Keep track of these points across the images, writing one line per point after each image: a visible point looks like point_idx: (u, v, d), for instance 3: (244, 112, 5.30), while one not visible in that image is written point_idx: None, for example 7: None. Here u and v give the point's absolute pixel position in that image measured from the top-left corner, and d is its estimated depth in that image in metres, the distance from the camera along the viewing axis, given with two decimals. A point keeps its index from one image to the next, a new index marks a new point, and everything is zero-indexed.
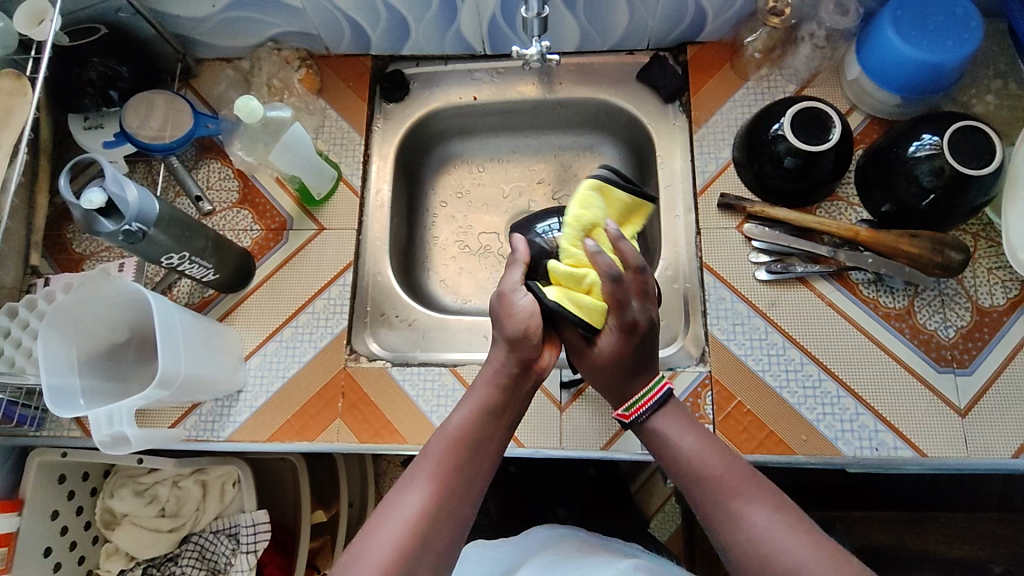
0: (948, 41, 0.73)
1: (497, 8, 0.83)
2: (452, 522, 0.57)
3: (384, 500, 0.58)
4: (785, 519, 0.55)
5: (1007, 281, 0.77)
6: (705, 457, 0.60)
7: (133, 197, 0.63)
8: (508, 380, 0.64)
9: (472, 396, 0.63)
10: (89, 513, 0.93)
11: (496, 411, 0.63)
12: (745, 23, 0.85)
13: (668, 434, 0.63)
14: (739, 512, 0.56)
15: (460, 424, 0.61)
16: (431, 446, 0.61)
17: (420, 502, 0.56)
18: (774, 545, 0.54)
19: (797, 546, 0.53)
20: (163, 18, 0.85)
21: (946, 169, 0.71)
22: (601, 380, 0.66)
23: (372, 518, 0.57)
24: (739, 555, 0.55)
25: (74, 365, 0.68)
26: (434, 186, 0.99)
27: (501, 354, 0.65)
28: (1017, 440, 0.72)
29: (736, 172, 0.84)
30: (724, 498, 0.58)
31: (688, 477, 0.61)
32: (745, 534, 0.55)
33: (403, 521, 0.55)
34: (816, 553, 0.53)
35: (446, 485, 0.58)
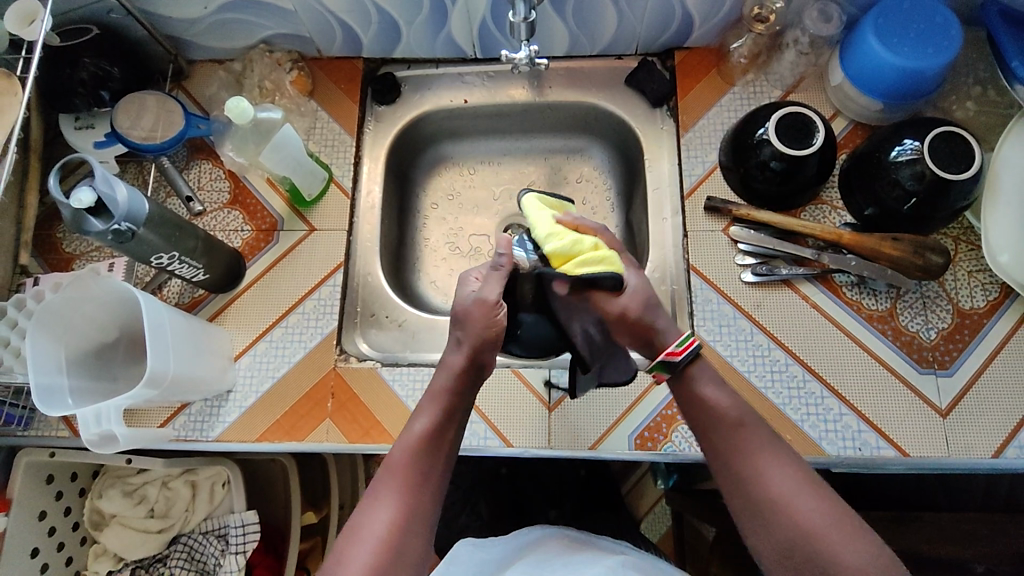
0: (929, 48, 0.75)
1: (487, 13, 0.84)
2: (418, 535, 0.59)
3: (355, 515, 0.59)
4: (802, 482, 0.58)
5: (987, 283, 0.78)
6: (733, 411, 0.62)
7: (122, 196, 0.63)
8: (460, 386, 0.65)
9: (426, 405, 0.65)
10: (77, 513, 0.92)
11: (453, 418, 0.64)
12: (731, 30, 0.87)
13: (699, 386, 0.64)
14: (761, 470, 0.59)
15: (419, 436, 0.62)
16: (393, 457, 0.62)
17: (389, 518, 0.58)
18: (792, 503, 0.57)
19: (811, 507, 0.57)
20: (154, 19, 0.85)
21: (927, 174, 0.72)
22: (643, 316, 0.67)
23: (344, 536, 0.58)
24: (754, 510, 0.58)
25: (62, 364, 0.69)
26: (425, 188, 1.00)
27: (453, 361, 0.66)
28: (997, 440, 0.73)
29: (722, 176, 0.85)
30: (747, 454, 0.60)
31: (711, 429, 0.63)
32: (765, 491, 0.58)
33: (372, 540, 0.57)
34: (828, 517, 0.56)
35: (412, 497, 0.59)
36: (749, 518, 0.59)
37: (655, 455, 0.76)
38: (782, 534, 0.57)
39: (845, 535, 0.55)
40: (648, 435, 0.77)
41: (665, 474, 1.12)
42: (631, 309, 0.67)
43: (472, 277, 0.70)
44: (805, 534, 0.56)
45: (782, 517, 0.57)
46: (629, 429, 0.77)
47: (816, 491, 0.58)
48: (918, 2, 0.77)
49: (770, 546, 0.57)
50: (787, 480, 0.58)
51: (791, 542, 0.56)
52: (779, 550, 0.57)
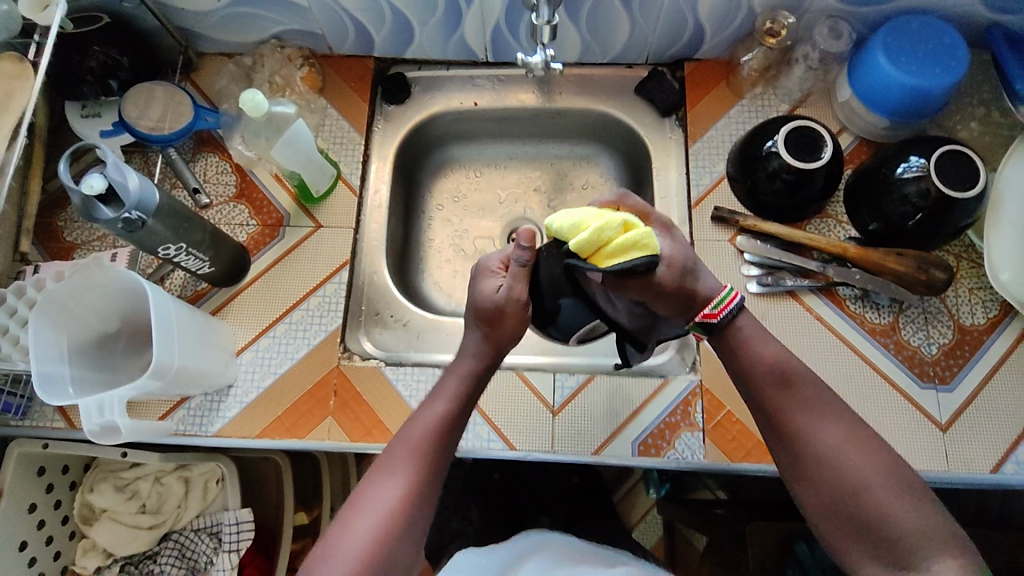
0: (936, 68, 0.76)
1: (502, 17, 0.85)
2: (421, 515, 0.59)
3: (361, 486, 0.60)
4: (853, 439, 0.58)
5: (987, 301, 0.79)
6: (783, 368, 0.62)
7: (134, 185, 0.63)
8: (477, 375, 0.67)
9: (443, 389, 0.66)
10: (67, 507, 0.90)
11: (466, 404, 0.66)
12: (741, 43, 0.88)
13: (749, 341, 0.64)
14: (809, 426, 0.59)
15: (435, 415, 0.63)
16: (405, 435, 0.63)
17: (396, 491, 0.58)
18: (839, 459, 0.57)
19: (860, 464, 0.57)
20: (167, 10, 0.84)
21: (933, 191, 0.73)
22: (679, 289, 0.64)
23: (351, 504, 0.58)
24: (800, 465, 0.59)
25: (64, 353, 0.68)
26: (431, 189, 1.00)
27: (470, 350, 0.67)
28: (995, 455, 0.74)
29: (729, 187, 0.86)
30: (797, 410, 0.60)
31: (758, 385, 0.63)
32: (813, 446, 0.59)
33: (379, 511, 0.57)
34: (878, 474, 0.56)
35: (419, 476, 0.60)
36: (795, 470, 0.60)
37: (658, 461, 0.76)
38: (827, 488, 0.57)
39: (894, 493, 0.56)
40: (651, 442, 0.77)
41: (658, 483, 1.15)
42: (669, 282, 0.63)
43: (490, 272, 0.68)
44: (853, 490, 0.56)
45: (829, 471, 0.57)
46: (633, 435, 0.77)
47: (867, 449, 0.58)
48: (927, 22, 0.78)
49: (815, 499, 0.58)
50: (837, 435, 0.59)
51: (837, 497, 0.57)
52: (824, 503, 0.57)
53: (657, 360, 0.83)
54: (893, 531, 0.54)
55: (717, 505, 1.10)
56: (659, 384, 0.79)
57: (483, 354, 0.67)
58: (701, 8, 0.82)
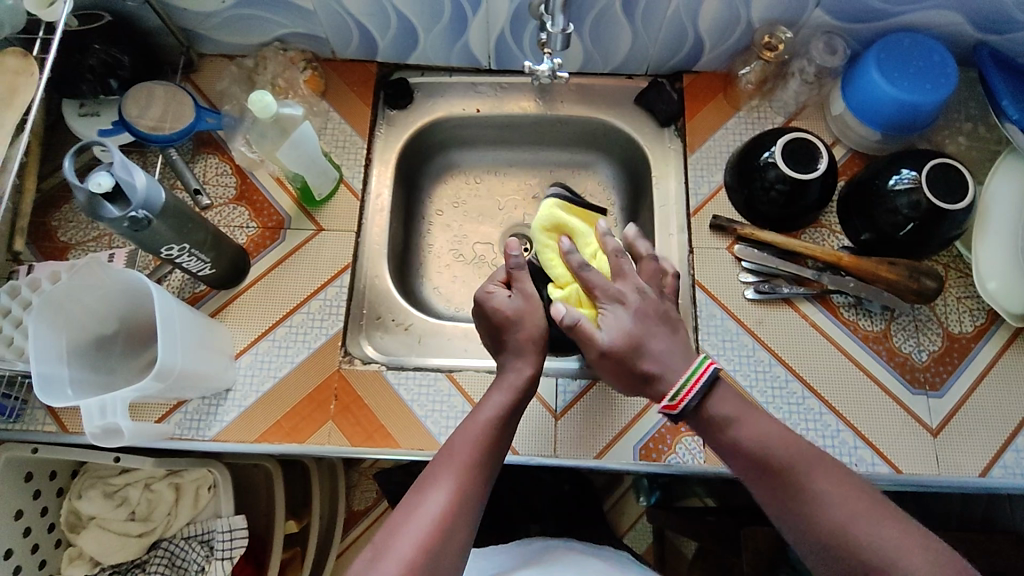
0: (927, 84, 0.79)
1: (507, 25, 0.86)
2: (469, 521, 0.58)
3: (410, 495, 0.59)
4: (859, 507, 0.55)
5: (975, 309, 0.82)
6: (765, 445, 0.60)
7: (141, 183, 0.62)
8: (525, 388, 0.68)
9: (491, 401, 0.67)
10: (54, 514, 0.88)
11: (514, 415, 0.67)
12: (740, 56, 0.90)
13: (724, 421, 0.62)
14: (813, 501, 0.57)
15: (483, 424, 0.64)
16: (456, 442, 0.63)
17: (444, 497, 0.58)
18: (851, 534, 0.54)
19: (873, 535, 0.54)
20: (171, 10, 0.84)
21: (923, 203, 0.76)
22: (624, 364, 0.65)
23: (398, 513, 0.58)
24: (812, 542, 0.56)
25: (63, 354, 0.66)
26: (431, 194, 1.00)
27: (520, 365, 0.69)
28: (984, 459, 0.76)
29: (726, 196, 0.88)
30: (796, 488, 0.58)
31: (751, 464, 0.60)
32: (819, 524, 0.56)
33: (428, 517, 0.56)
34: (892, 538, 0.54)
35: (468, 484, 0.60)
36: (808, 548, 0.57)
37: (659, 465, 0.76)
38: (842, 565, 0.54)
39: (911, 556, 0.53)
40: (652, 446, 0.77)
41: (648, 491, 1.16)
42: (607, 356, 0.65)
43: (492, 288, 0.73)
44: (873, 567, 0.53)
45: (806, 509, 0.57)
46: (634, 439, 0.78)
47: (878, 514, 0.55)
48: (918, 40, 0.81)
49: (814, 551, 0.56)
50: (842, 504, 0.56)
51: (856, 575, 0.54)
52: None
53: None
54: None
55: (709, 511, 1.11)
56: None
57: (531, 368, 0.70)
58: (702, 21, 0.84)
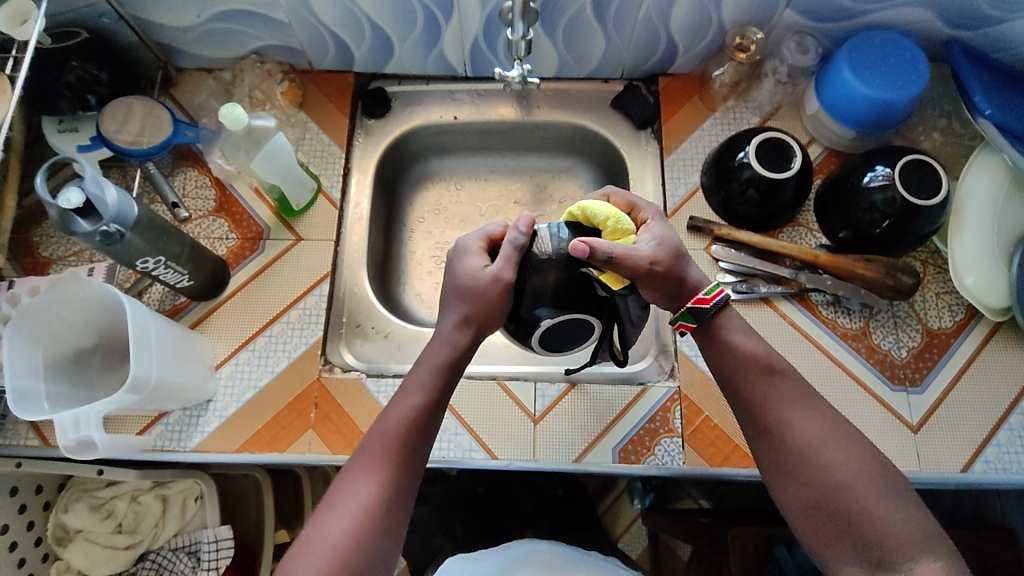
0: (898, 82, 0.80)
1: (480, 32, 0.86)
2: (394, 511, 0.58)
3: (335, 486, 0.59)
4: (834, 438, 0.59)
5: (954, 304, 0.82)
6: (764, 362, 0.63)
7: (112, 198, 0.63)
8: (455, 361, 0.64)
9: (416, 381, 0.63)
10: (40, 528, 0.88)
11: (440, 396, 0.63)
12: (713, 58, 0.90)
13: (730, 334, 0.65)
14: (789, 421, 0.60)
15: (405, 410, 0.61)
16: (377, 432, 0.61)
17: (367, 490, 0.57)
18: (821, 458, 0.57)
19: (845, 464, 0.57)
20: (146, 26, 0.84)
21: (898, 199, 0.76)
22: (673, 270, 0.63)
23: (320, 509, 0.58)
24: (780, 461, 0.59)
25: (39, 369, 0.67)
26: (412, 202, 1.01)
27: (444, 337, 0.65)
28: (966, 454, 0.76)
29: (704, 197, 0.88)
30: (780, 405, 0.61)
31: (739, 379, 0.63)
32: (794, 445, 0.59)
33: (349, 513, 0.56)
34: (862, 474, 0.57)
35: (389, 476, 0.59)
36: (773, 469, 0.60)
37: (639, 468, 0.76)
38: (809, 485, 0.57)
39: (877, 491, 0.56)
40: (632, 449, 0.77)
41: (642, 494, 1.16)
42: (659, 263, 0.62)
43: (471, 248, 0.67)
44: (833, 490, 0.56)
45: (778, 433, 0.60)
46: (613, 442, 0.78)
47: (845, 446, 0.58)
48: (888, 38, 0.81)
49: (779, 473, 0.59)
50: (818, 430, 0.59)
51: (818, 497, 0.57)
52: (805, 500, 0.57)
53: (636, 367, 0.84)
54: (874, 529, 0.54)
55: (701, 514, 1.10)
56: (639, 391, 0.80)
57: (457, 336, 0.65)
58: (673, 24, 0.84)
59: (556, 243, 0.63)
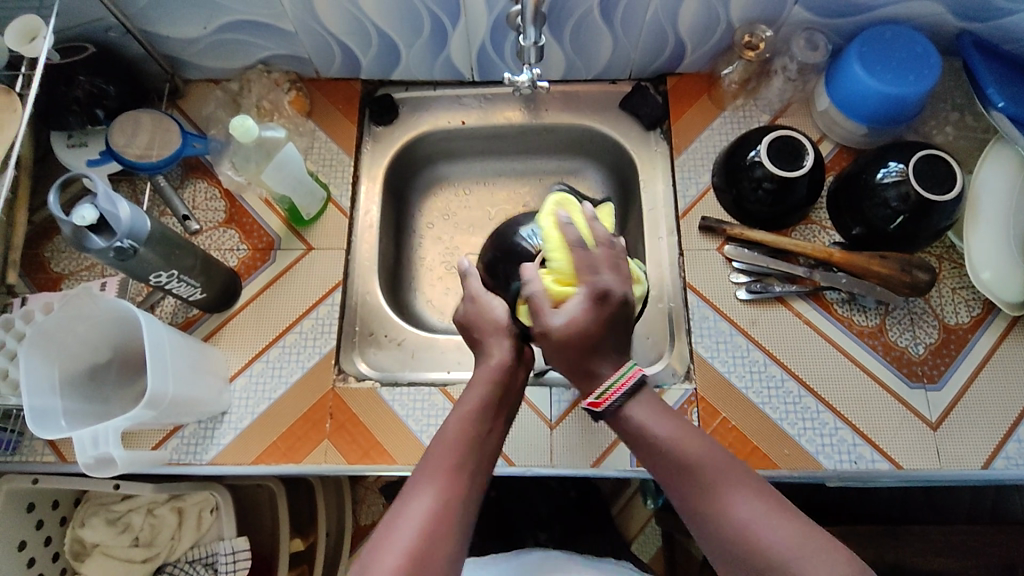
0: (909, 76, 0.79)
1: (487, 37, 0.86)
2: (460, 526, 0.55)
3: (395, 503, 0.56)
4: (768, 509, 0.53)
5: (970, 300, 0.81)
6: (684, 449, 0.56)
7: (125, 214, 0.63)
8: (506, 376, 0.66)
9: (469, 396, 0.64)
10: (58, 543, 0.88)
11: (494, 411, 0.64)
12: (722, 56, 0.90)
13: (641, 418, 0.58)
14: (724, 504, 0.53)
15: (462, 423, 0.61)
16: (436, 446, 0.60)
17: (431, 502, 0.55)
18: (761, 536, 0.51)
19: (784, 535, 0.51)
20: (153, 39, 0.84)
21: (912, 195, 0.75)
22: (571, 344, 0.59)
23: (381, 526, 0.54)
24: (719, 549, 0.53)
25: (55, 386, 0.67)
26: (420, 208, 1.00)
27: (496, 354, 0.66)
28: (987, 450, 0.75)
29: (715, 197, 0.87)
30: (704, 488, 0.54)
31: (662, 465, 0.56)
32: (728, 528, 0.52)
33: (414, 525, 0.53)
34: (811, 553, 0.50)
35: (453, 488, 0.56)
36: (720, 559, 0.53)
37: None
38: (750, 570, 0.51)
39: (819, 558, 0.50)
40: None
41: (655, 494, 1.11)
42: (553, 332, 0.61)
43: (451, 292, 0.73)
44: (781, 574, 0.50)
45: (713, 520, 0.53)
46: None
47: (787, 520, 0.52)
48: (900, 32, 0.81)
49: (723, 561, 0.53)
50: (754, 513, 0.52)
51: None
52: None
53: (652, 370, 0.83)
54: None
55: None
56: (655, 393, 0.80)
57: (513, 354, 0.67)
58: (681, 24, 0.84)
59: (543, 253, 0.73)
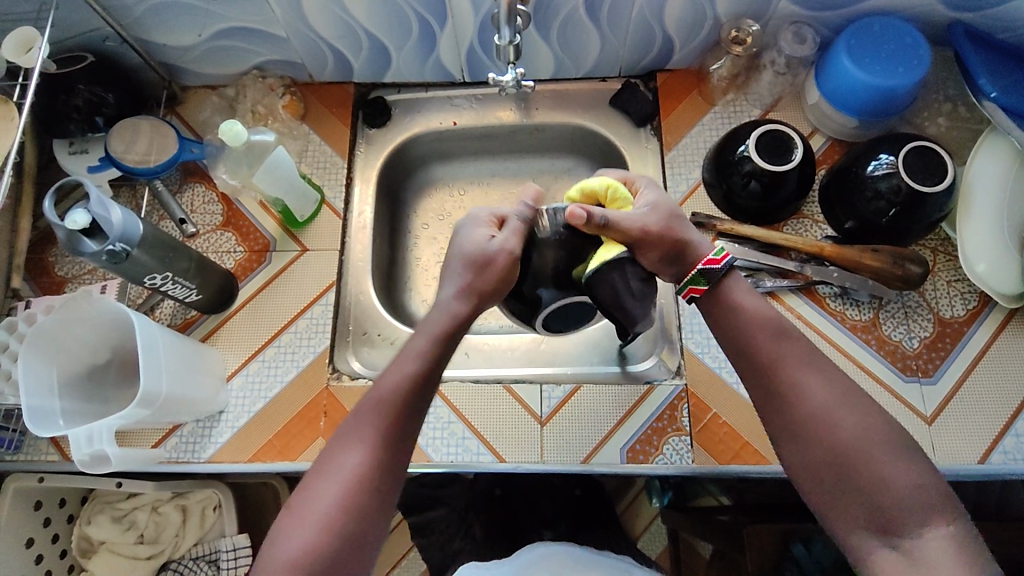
0: (899, 67, 0.78)
1: (475, 37, 0.87)
2: (383, 481, 0.56)
3: (326, 453, 0.58)
4: (842, 401, 0.56)
5: (966, 292, 0.80)
6: (771, 330, 0.60)
7: (117, 218, 0.64)
8: (452, 331, 0.63)
9: (412, 348, 0.62)
10: (66, 540, 0.91)
11: (435, 364, 0.62)
12: (710, 52, 0.89)
13: (737, 301, 0.63)
14: (796, 386, 0.57)
15: (401, 373, 0.60)
16: (373, 394, 0.60)
17: (359, 455, 0.56)
18: (832, 422, 0.55)
19: (856, 425, 0.55)
20: (149, 47, 0.86)
21: (903, 187, 0.75)
22: (666, 233, 0.64)
23: (313, 473, 0.57)
24: (786, 426, 0.57)
25: (54, 387, 0.69)
26: (415, 209, 1.01)
27: (447, 304, 0.64)
28: (984, 444, 0.74)
29: (705, 193, 0.87)
30: (784, 368, 0.58)
31: (744, 346, 0.61)
32: (796, 408, 0.57)
33: (342, 477, 0.55)
34: (873, 439, 0.54)
35: (379, 441, 0.57)
36: (783, 435, 0.57)
37: (647, 467, 0.76)
38: (815, 452, 0.55)
39: (881, 448, 0.54)
40: (640, 448, 0.77)
41: (660, 492, 1.16)
42: (651, 223, 0.63)
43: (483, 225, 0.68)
44: (842, 451, 0.54)
45: (784, 397, 0.58)
46: (622, 441, 0.78)
47: (852, 408, 0.56)
48: (888, 24, 0.80)
49: (789, 437, 0.57)
50: (826, 397, 0.56)
51: (825, 455, 0.55)
52: (809, 462, 0.55)
53: (642, 367, 0.83)
54: (884, 486, 0.52)
55: (720, 511, 1.07)
56: (645, 390, 0.80)
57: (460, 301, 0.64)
58: (667, 20, 0.84)
59: (550, 226, 0.65)
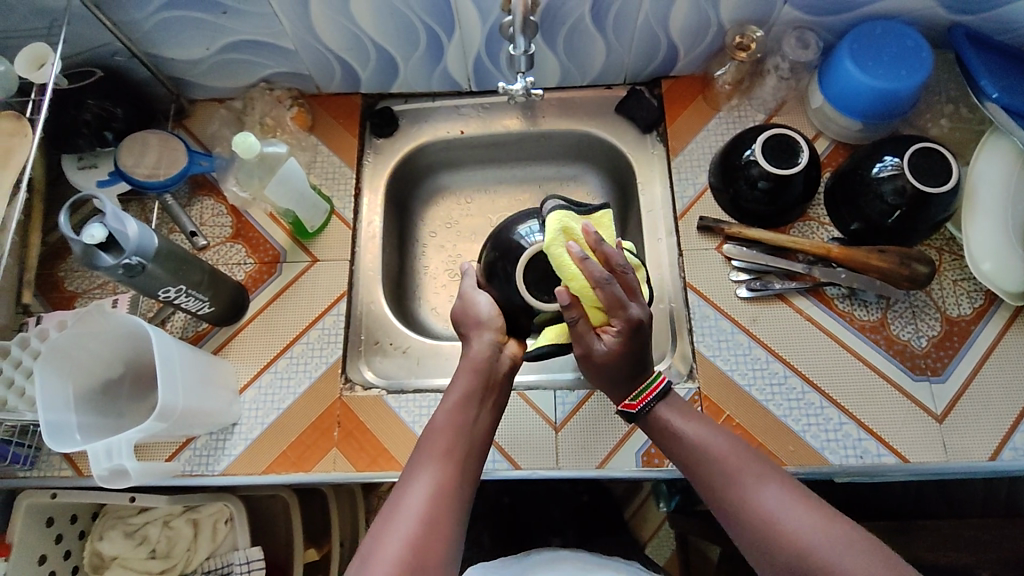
0: (902, 70, 0.79)
1: (482, 47, 0.88)
2: (453, 512, 0.59)
3: (393, 495, 0.60)
4: (790, 500, 0.58)
5: (971, 291, 0.81)
6: (710, 446, 0.63)
7: (133, 232, 0.65)
8: (492, 367, 0.69)
9: (457, 387, 0.67)
10: (78, 557, 0.90)
11: (479, 399, 0.67)
12: (714, 58, 0.91)
13: (674, 425, 0.66)
14: (746, 491, 0.59)
15: (451, 412, 0.65)
16: (428, 436, 0.64)
17: (427, 488, 0.59)
18: (782, 522, 0.57)
19: (803, 523, 0.56)
20: (158, 61, 0.87)
21: (908, 188, 0.75)
22: (611, 372, 0.66)
23: (381, 516, 0.59)
24: (746, 533, 0.58)
25: (70, 402, 0.69)
26: (423, 217, 1.02)
27: (478, 346, 0.69)
28: (994, 441, 0.75)
29: (712, 197, 0.88)
30: (730, 480, 0.61)
31: (693, 464, 0.63)
32: (751, 514, 0.58)
33: (413, 511, 0.57)
34: (826, 534, 0.56)
35: (446, 475, 0.61)
36: (747, 542, 0.58)
37: (662, 471, 0.76)
38: (775, 555, 0.56)
39: (835, 540, 0.55)
40: (654, 452, 0.77)
41: (668, 496, 1.09)
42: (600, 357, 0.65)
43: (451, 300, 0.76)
44: (798, 551, 0.55)
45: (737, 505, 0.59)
46: (636, 445, 0.78)
47: (801, 506, 0.58)
48: (890, 28, 0.81)
49: (751, 545, 0.58)
50: (774, 498, 0.58)
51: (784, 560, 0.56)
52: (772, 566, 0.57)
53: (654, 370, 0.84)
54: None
55: None
56: None
57: (494, 346, 0.70)
58: (672, 28, 0.85)
59: None
